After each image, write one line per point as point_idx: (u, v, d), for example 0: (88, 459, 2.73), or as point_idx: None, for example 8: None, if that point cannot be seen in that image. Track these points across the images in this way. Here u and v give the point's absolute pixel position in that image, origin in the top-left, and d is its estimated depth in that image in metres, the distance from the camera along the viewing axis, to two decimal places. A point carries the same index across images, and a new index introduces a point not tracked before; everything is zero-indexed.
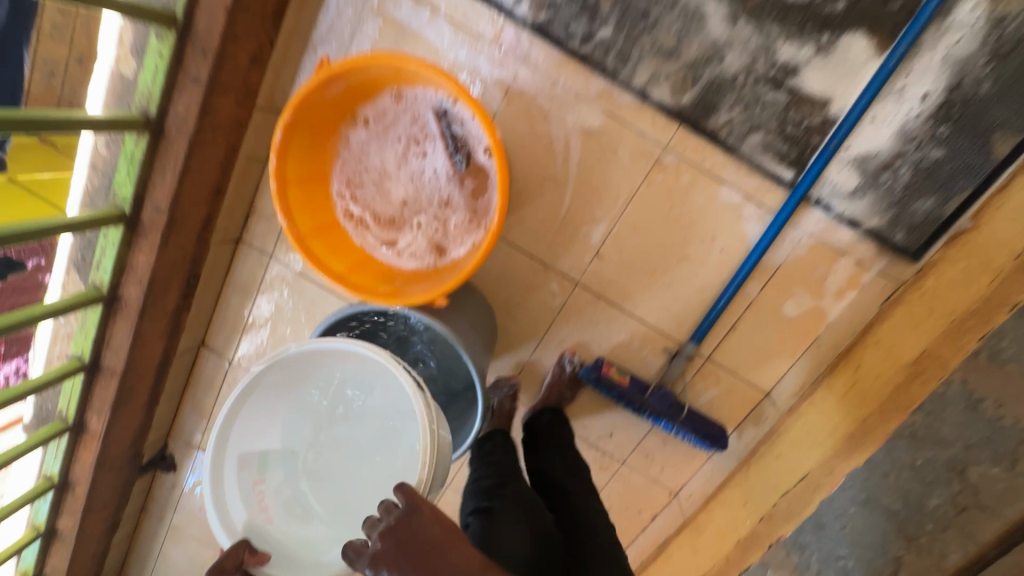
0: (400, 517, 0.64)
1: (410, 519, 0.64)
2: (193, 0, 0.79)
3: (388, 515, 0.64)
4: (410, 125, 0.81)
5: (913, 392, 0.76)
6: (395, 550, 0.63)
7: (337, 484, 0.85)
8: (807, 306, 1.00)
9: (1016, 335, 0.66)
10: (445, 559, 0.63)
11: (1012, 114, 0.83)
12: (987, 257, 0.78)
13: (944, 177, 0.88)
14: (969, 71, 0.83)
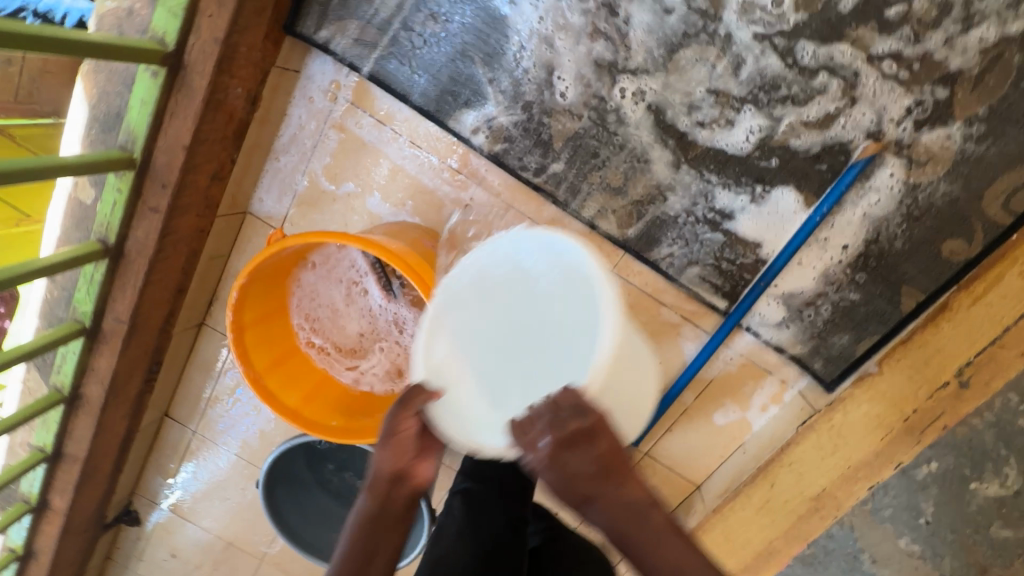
0: (569, 415, 0.57)
1: (578, 417, 0.57)
2: (152, 142, 0.81)
3: (556, 410, 0.58)
4: (351, 267, 0.88)
5: (812, 524, 0.87)
6: (557, 449, 0.57)
7: (520, 380, 0.65)
8: (734, 416, 1.08)
9: (898, 491, 0.81)
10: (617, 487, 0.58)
11: (919, 271, 0.90)
12: (882, 411, 0.85)
13: (860, 318, 0.95)
14: (885, 229, 0.91)
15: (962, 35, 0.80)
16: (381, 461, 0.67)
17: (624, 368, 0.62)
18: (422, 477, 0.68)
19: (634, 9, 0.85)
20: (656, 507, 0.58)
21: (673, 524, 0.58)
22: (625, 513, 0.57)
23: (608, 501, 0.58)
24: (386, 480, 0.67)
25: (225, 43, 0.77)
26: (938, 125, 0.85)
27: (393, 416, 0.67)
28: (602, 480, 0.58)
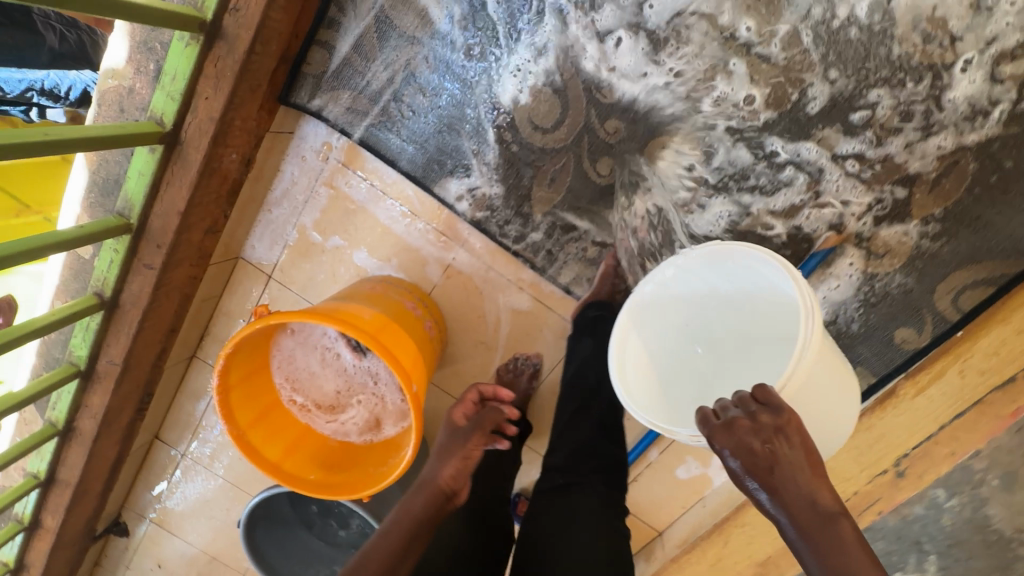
0: (760, 410, 0.61)
1: (771, 413, 0.61)
2: (147, 207, 0.85)
3: (743, 404, 0.63)
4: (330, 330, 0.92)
5: None
6: (732, 428, 0.62)
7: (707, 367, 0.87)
8: (696, 471, 1.14)
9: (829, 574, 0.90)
10: (794, 482, 0.59)
11: (873, 354, 0.95)
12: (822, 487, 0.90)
13: None
14: (843, 312, 0.96)
15: (922, 141, 0.84)
16: (440, 471, 0.84)
17: (821, 377, 0.66)
18: (461, 497, 0.86)
19: (614, 97, 0.90)
20: (844, 517, 0.57)
21: (862, 542, 0.56)
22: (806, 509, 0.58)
23: (791, 497, 0.58)
24: (435, 488, 0.82)
25: (220, 120, 0.80)
26: (897, 222, 0.90)
27: (464, 439, 0.88)
28: (787, 475, 0.59)
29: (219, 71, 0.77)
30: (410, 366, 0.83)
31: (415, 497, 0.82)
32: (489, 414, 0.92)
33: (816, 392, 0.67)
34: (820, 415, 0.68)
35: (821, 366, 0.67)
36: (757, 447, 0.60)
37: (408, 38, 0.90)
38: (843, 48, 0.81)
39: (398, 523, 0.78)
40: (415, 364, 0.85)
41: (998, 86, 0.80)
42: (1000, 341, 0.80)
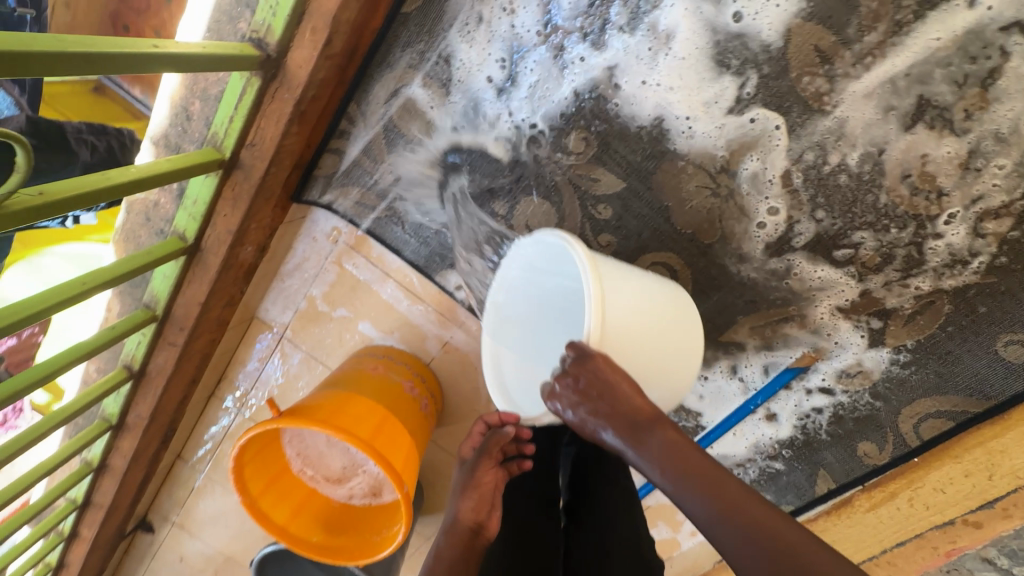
0: (575, 361, 0.70)
1: (580, 363, 0.70)
2: (171, 299, 0.93)
3: (566, 363, 0.73)
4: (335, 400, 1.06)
5: None
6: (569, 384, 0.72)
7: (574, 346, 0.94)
8: (667, 534, 1.24)
9: None
10: (615, 399, 0.68)
11: (836, 460, 1.01)
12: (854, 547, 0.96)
13: (781, 484, 1.08)
14: (812, 420, 1.02)
15: (901, 281, 0.88)
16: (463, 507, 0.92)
17: (627, 315, 0.73)
18: (490, 529, 0.92)
19: (609, 214, 0.94)
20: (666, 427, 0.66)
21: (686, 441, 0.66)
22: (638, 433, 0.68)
23: (620, 421, 0.69)
24: (464, 527, 0.91)
25: (238, 231, 0.87)
26: (872, 348, 0.94)
27: (473, 469, 0.95)
28: (612, 406, 0.69)
29: (236, 193, 0.83)
30: (401, 464, 0.92)
31: (450, 531, 0.91)
32: (495, 438, 0.95)
33: (627, 325, 0.74)
34: (655, 346, 0.76)
35: (627, 304, 0.74)
36: (582, 393, 0.71)
37: (414, 145, 0.94)
38: (830, 192, 0.84)
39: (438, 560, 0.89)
40: (408, 458, 0.95)
41: (979, 239, 0.83)
42: (948, 478, 0.89)
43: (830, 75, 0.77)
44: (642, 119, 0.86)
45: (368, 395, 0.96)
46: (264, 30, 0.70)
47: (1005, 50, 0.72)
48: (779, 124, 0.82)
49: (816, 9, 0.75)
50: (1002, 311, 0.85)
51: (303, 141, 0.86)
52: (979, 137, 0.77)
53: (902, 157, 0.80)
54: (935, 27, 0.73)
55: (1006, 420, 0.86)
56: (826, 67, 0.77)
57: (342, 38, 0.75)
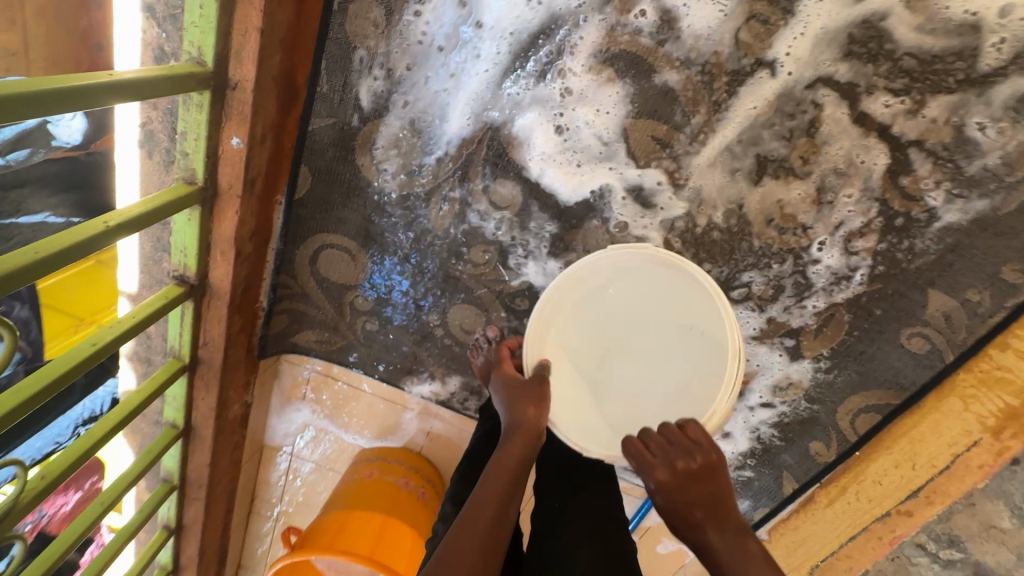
0: (685, 444, 0.77)
1: (696, 452, 0.76)
2: (184, 466, 1.10)
3: (669, 435, 0.78)
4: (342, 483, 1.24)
5: None
6: (680, 471, 0.75)
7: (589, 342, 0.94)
8: (673, 548, 1.33)
9: None
10: (711, 497, 0.74)
11: (795, 461, 1.09)
12: (814, 544, 1.04)
13: (755, 490, 1.15)
14: (764, 430, 1.10)
15: (798, 304, 0.95)
16: (525, 419, 0.81)
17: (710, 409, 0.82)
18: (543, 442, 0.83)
19: (528, 304, 1.04)
20: (749, 534, 0.71)
21: (764, 553, 0.70)
22: (725, 543, 0.71)
23: (711, 525, 0.72)
24: (527, 434, 0.80)
25: (219, 402, 1.02)
26: (794, 361, 1.01)
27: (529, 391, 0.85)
28: (698, 505, 0.73)
29: (207, 380, 0.98)
30: (403, 566, 1.10)
31: (511, 446, 0.79)
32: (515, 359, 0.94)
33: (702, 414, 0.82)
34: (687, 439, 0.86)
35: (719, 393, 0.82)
36: (677, 473, 0.75)
37: (345, 286, 1.06)
38: (709, 247, 0.93)
39: (490, 486, 0.76)
40: (409, 557, 1.12)
41: (853, 257, 0.90)
42: (884, 470, 0.97)
43: (674, 156, 0.86)
44: (530, 224, 0.95)
45: (365, 507, 1.13)
46: (183, 266, 0.83)
47: (816, 103, 0.80)
48: (645, 204, 0.90)
49: (641, 107, 0.83)
50: (896, 310, 0.92)
51: (248, 318, 1.00)
52: (822, 175, 0.84)
53: (760, 206, 0.88)
54: (749, 99, 0.81)
55: (922, 408, 0.94)
56: (669, 151, 0.85)
57: (248, 243, 0.87)
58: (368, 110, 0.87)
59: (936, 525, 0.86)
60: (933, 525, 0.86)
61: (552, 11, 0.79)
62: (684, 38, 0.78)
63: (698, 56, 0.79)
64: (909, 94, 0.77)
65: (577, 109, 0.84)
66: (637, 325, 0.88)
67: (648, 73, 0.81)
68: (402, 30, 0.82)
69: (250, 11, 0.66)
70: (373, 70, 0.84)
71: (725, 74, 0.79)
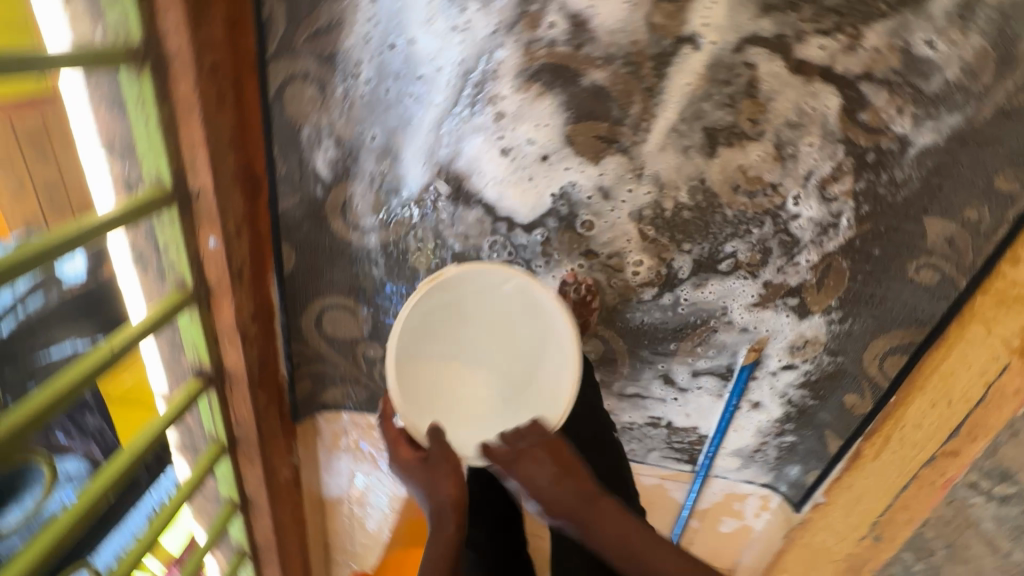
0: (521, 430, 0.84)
1: (530, 438, 0.83)
2: (251, 533, 1.19)
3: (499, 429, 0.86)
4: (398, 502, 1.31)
5: None
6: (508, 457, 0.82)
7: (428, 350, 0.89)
8: (736, 525, 1.30)
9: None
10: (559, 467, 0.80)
11: (834, 418, 1.05)
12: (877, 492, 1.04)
13: (801, 453, 1.12)
14: (793, 393, 1.06)
15: (791, 262, 0.93)
16: (442, 490, 0.81)
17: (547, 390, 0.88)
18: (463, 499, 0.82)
19: None
20: (602, 495, 0.78)
21: (617, 508, 0.77)
22: (575, 504, 0.77)
23: (568, 499, 0.77)
24: (452, 506, 0.80)
25: (265, 472, 1.09)
26: (804, 319, 0.98)
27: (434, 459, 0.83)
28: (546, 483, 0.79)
29: (248, 454, 1.06)
30: None
31: (442, 527, 0.79)
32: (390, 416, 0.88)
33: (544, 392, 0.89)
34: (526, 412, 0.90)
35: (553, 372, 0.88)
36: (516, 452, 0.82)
37: (349, 342, 1.09)
38: (683, 227, 0.92)
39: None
40: None
41: (834, 203, 0.86)
42: (922, 412, 0.94)
43: (623, 149, 0.86)
44: (503, 243, 0.95)
45: (421, 544, 1.22)
46: (198, 360, 0.91)
47: (749, 63, 0.78)
48: (609, 200, 0.90)
49: (577, 111, 0.84)
50: (895, 246, 0.88)
51: (272, 390, 1.07)
52: (777, 132, 0.82)
53: (723, 176, 0.86)
54: (681, 77, 0.80)
55: (947, 339, 0.90)
56: (616, 145, 0.86)
57: (252, 324, 0.94)
58: (328, 179, 0.92)
59: (984, 461, 0.89)
60: (982, 463, 0.90)
61: (469, 45, 0.81)
62: (599, 37, 0.79)
63: (618, 50, 0.79)
64: (841, 31, 0.75)
65: (515, 128, 0.86)
66: (481, 343, 0.91)
67: (573, 79, 0.82)
68: (338, 100, 0.85)
69: (191, 127, 0.71)
70: (323, 142, 0.88)
71: (649, 59, 0.79)
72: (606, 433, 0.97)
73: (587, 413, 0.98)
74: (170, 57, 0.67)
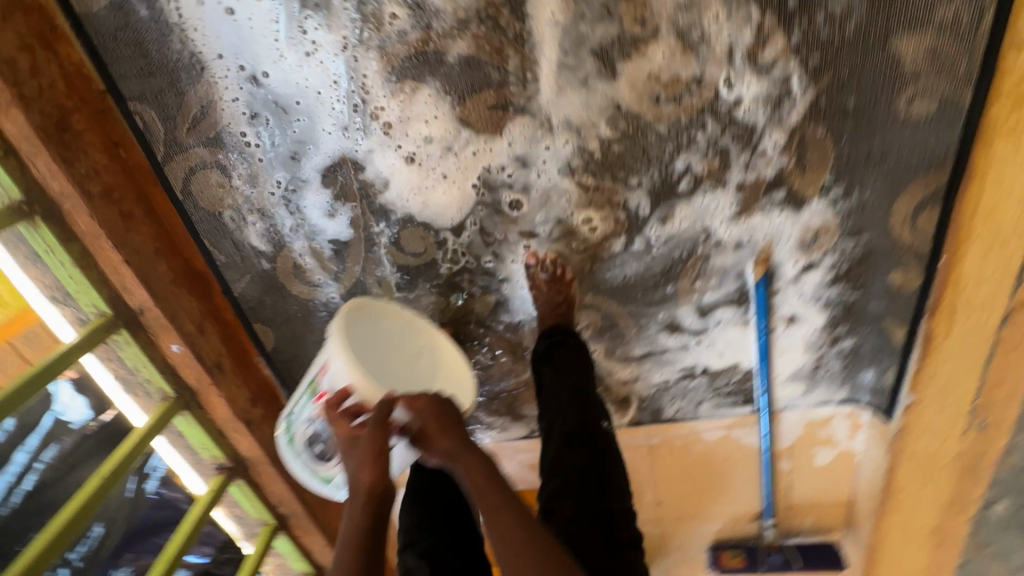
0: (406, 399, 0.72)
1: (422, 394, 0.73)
2: None
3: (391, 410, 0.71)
4: None
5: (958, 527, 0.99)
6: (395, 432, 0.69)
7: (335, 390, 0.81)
8: (833, 452, 1.15)
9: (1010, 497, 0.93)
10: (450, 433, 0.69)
11: (888, 305, 0.89)
12: (963, 373, 0.87)
13: (869, 355, 0.96)
14: (828, 293, 0.91)
15: (756, 154, 0.80)
16: (361, 477, 0.68)
17: None
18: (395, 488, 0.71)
19: (507, 319, 1.00)
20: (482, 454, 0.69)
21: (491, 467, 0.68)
22: (450, 453, 0.68)
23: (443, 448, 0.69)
24: (364, 493, 0.68)
25: (328, 539, 1.12)
26: (802, 209, 0.84)
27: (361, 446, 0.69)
28: (434, 432, 0.69)
29: (304, 528, 1.09)
30: None
31: (358, 502, 0.68)
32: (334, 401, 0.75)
33: None
34: None
35: None
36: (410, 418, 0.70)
37: None
38: (621, 162, 0.82)
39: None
40: None
41: (774, 71, 0.73)
42: (979, 266, 0.79)
43: (521, 108, 0.79)
44: (451, 250, 0.92)
45: None
46: (217, 457, 0.95)
47: None
48: (531, 167, 0.84)
49: (458, 89, 0.78)
50: (870, 88, 0.73)
51: None
52: (672, 22, 0.71)
53: (636, 93, 0.76)
54: (542, 10, 0.72)
55: (977, 169, 0.74)
56: (512, 108, 0.79)
57: (253, 409, 0.97)
58: (268, 251, 0.92)
59: None
60: None
61: (326, 72, 0.77)
62: (443, 7, 0.73)
63: (467, 11, 0.73)
64: None
65: (407, 132, 0.82)
66: None
67: (438, 59, 0.76)
68: (240, 174, 0.85)
69: (108, 253, 0.76)
70: (248, 218, 0.89)
71: (502, 6, 0.72)
72: (592, 425, 0.86)
73: (573, 405, 0.88)
74: (59, 199, 0.72)
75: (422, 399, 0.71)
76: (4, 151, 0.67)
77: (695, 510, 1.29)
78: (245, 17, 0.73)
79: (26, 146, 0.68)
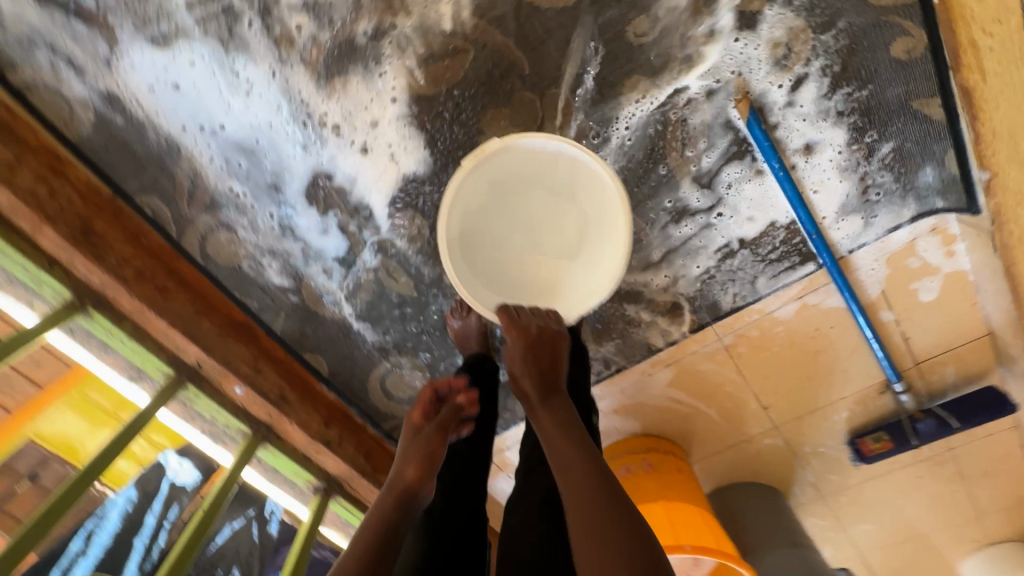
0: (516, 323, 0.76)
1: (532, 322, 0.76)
2: None
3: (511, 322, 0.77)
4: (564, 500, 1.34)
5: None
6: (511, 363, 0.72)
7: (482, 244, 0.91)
8: (939, 282, 0.99)
9: None
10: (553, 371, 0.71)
11: (907, 83, 0.79)
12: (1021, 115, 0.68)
13: (915, 148, 0.85)
14: (833, 103, 0.82)
15: None
16: (406, 470, 0.68)
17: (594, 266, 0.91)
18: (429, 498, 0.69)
19: None
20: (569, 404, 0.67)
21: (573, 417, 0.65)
22: (538, 389, 0.68)
23: (536, 385, 0.69)
24: (398, 490, 0.66)
25: None
26: (759, 25, 0.77)
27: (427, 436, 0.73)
28: (536, 365, 0.71)
29: None
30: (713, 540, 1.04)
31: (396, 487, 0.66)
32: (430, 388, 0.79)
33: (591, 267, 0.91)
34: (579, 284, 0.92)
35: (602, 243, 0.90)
36: (520, 345, 0.73)
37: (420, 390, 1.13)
38: (552, 64, 0.82)
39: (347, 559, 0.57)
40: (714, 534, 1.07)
41: None
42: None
43: (440, 57, 0.81)
44: None
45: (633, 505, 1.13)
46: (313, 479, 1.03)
47: None
48: (474, 107, 0.86)
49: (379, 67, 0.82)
50: None
51: None
52: None
53: None
54: None
55: None
56: (432, 60, 0.81)
57: (329, 429, 1.05)
58: (291, 284, 1.00)
59: None
60: None
61: (267, 104, 0.85)
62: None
63: None
64: None
65: (355, 126, 0.87)
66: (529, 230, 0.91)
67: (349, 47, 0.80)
68: (242, 224, 0.95)
69: (154, 321, 0.88)
70: (264, 261, 0.98)
71: None
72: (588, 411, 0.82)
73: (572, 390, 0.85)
74: (104, 289, 0.85)
75: (533, 331, 0.75)
76: (49, 263, 0.82)
77: (809, 400, 1.17)
78: (189, 85, 0.83)
79: (65, 255, 0.81)
